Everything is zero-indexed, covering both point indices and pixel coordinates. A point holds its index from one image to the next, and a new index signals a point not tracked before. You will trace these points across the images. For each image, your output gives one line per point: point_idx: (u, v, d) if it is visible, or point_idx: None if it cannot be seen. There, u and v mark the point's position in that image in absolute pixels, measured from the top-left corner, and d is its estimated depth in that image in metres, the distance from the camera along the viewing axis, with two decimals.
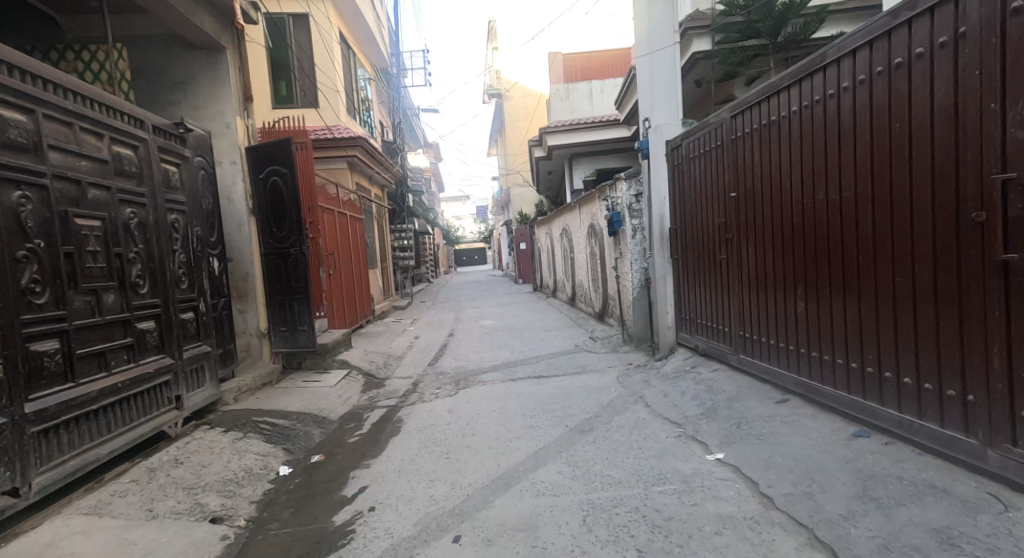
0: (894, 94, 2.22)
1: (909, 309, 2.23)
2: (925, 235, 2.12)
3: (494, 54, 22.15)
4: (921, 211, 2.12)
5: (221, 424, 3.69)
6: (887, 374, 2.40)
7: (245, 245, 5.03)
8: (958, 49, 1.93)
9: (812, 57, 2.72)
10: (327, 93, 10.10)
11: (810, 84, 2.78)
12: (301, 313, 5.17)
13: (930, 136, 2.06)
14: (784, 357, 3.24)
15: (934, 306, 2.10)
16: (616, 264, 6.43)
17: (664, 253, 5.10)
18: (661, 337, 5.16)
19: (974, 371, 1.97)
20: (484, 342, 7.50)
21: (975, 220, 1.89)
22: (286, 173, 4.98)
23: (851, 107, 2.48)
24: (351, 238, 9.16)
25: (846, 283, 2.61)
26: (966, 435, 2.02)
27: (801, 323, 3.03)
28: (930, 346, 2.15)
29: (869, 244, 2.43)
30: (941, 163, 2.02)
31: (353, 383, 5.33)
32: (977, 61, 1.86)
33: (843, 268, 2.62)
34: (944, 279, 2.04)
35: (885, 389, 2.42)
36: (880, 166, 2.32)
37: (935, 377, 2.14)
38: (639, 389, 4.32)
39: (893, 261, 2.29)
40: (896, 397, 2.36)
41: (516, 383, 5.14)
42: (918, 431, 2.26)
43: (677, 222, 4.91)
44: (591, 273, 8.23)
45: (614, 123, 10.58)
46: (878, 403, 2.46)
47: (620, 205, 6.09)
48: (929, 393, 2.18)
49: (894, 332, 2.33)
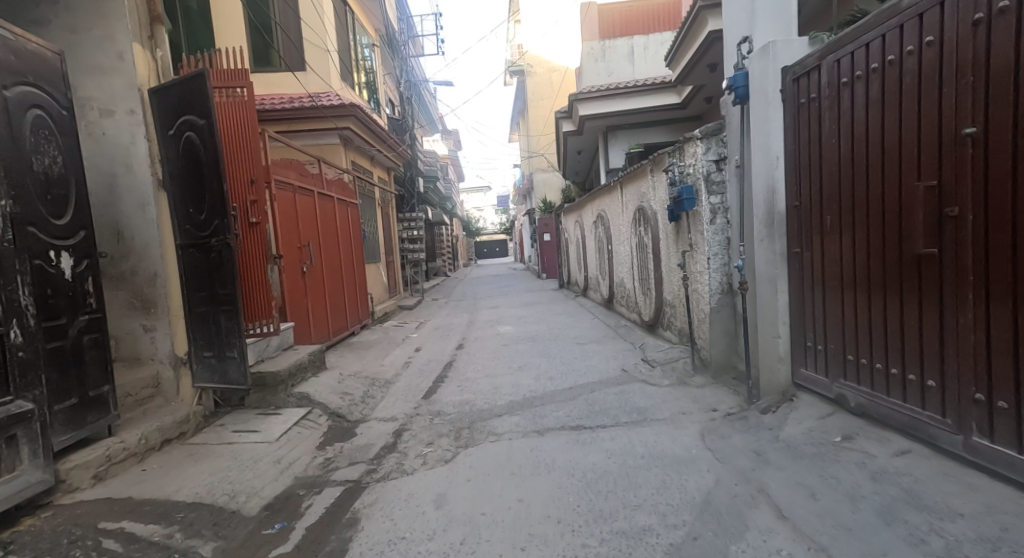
0: (917, 80, 2.16)
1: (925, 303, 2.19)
2: (940, 227, 2.09)
3: (517, 28, 20.40)
4: (941, 200, 2.08)
5: (28, 547, 2.11)
6: (910, 375, 2.29)
7: (149, 235, 3.51)
8: (987, 28, 1.87)
9: (837, 40, 2.66)
10: (315, 54, 8.53)
11: (831, 68, 2.72)
12: (230, 332, 3.54)
13: (952, 122, 2.01)
14: (928, 397, 2.21)
15: (949, 301, 2.07)
16: (683, 261, 4.65)
17: (776, 244, 3.26)
18: (767, 373, 3.39)
19: (995, 372, 1.91)
20: (501, 361, 5.83)
21: (996, 211, 1.87)
22: (203, 126, 3.35)
23: (912, 80, 2.19)
24: (340, 227, 7.58)
25: (866, 275, 2.53)
26: (1006, 447, 1.89)
27: (821, 319, 2.91)
28: (947, 342, 2.10)
29: (887, 235, 2.38)
30: (963, 151, 1.98)
31: (310, 433, 3.75)
32: (1007, 41, 1.80)
33: (863, 260, 2.54)
34: (960, 273, 2.02)
35: (909, 391, 2.30)
36: (988, 140, 1.88)
37: (956, 376, 2.07)
38: (750, 471, 2.60)
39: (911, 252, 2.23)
40: (926, 401, 2.22)
41: (545, 439, 3.46)
42: (942, 436, 2.14)
43: (801, 197, 3.06)
44: (639, 271, 6.46)
45: (661, 87, 8.82)
46: (899, 405, 2.36)
47: (693, 177, 4.29)
48: (963, 400, 2.04)
49: (911, 328, 2.27)
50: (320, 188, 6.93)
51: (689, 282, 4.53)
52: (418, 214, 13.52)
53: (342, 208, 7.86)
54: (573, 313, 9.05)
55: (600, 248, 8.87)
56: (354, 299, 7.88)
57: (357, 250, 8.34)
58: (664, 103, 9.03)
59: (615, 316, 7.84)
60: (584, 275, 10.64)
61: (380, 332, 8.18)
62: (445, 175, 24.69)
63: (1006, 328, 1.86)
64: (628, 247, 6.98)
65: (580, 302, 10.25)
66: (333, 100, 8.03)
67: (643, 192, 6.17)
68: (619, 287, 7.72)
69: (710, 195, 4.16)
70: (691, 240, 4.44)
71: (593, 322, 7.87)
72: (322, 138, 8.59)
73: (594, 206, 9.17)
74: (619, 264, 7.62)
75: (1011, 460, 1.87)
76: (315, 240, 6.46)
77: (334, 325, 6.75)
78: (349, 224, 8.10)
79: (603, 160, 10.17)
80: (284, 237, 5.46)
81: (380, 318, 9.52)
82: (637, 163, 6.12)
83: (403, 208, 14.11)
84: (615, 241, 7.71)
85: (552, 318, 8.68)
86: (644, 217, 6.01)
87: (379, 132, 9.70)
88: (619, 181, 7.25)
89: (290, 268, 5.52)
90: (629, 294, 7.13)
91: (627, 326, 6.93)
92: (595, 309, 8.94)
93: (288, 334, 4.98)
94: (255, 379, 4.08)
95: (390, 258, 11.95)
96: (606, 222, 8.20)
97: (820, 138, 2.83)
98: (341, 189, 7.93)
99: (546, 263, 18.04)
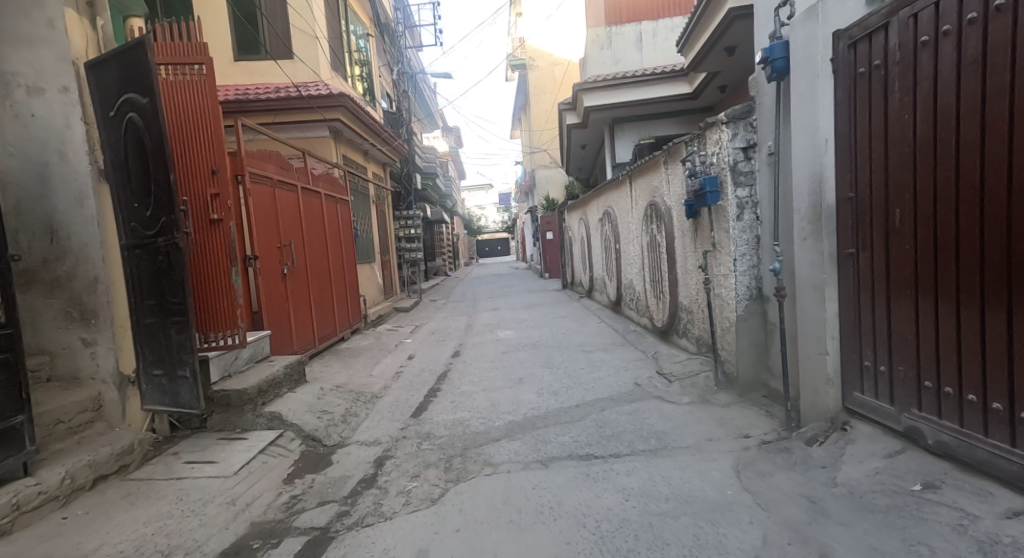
0: (909, 83, 2.18)
1: (912, 303, 2.23)
2: (932, 228, 2.12)
3: (518, 21, 19.86)
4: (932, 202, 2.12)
5: None
6: (897, 374, 2.34)
7: (88, 233, 3.02)
8: (980, 31, 1.89)
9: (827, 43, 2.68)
10: (303, 41, 8.01)
11: None
12: (181, 347, 3.03)
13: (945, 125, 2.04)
14: (911, 394, 2.27)
15: (937, 301, 2.12)
16: (705, 262, 4.12)
17: (824, 244, 2.73)
18: (810, 395, 2.87)
19: (977, 370, 1.96)
20: (500, 373, 5.32)
21: (984, 213, 1.91)
22: (147, 105, 2.86)
23: (903, 82, 2.21)
24: (328, 225, 7.07)
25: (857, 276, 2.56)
26: (982, 441, 1.95)
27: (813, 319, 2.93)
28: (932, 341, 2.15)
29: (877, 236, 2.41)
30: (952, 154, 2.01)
31: (278, 462, 3.25)
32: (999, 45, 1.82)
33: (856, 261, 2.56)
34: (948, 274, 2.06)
35: (895, 389, 2.35)
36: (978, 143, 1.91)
37: (938, 373, 2.13)
38: (805, 526, 2.07)
39: (903, 253, 2.27)
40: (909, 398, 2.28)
41: (549, 472, 2.95)
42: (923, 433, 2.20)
43: (860, 187, 2.51)
44: (651, 272, 5.94)
45: (671, 76, 8.32)
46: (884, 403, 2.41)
47: (718, 167, 3.76)
48: (948, 399, 2.09)
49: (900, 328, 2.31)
50: (305, 183, 6.42)
51: (712, 288, 4.01)
52: (416, 211, 13.01)
53: (331, 204, 7.37)
54: (578, 316, 8.53)
55: (607, 247, 8.35)
56: (344, 302, 7.40)
57: (348, 249, 7.86)
58: (675, 93, 8.50)
59: (624, 321, 7.32)
60: (590, 275, 10.12)
61: (372, 338, 7.68)
62: (445, 173, 24.16)
63: (990, 328, 1.91)
64: (638, 245, 6.46)
65: (586, 305, 9.73)
66: (322, 90, 7.56)
67: (655, 186, 5.67)
68: (629, 290, 7.20)
69: (737, 187, 3.64)
70: (714, 239, 3.91)
71: (600, 327, 7.35)
72: (311, 131, 8.12)
73: (600, 201, 8.68)
74: (628, 264, 7.11)
75: (987, 454, 1.93)
76: (298, 239, 5.98)
77: (319, 331, 6.26)
78: (339, 221, 7.60)
79: (610, 154, 9.65)
80: (260, 237, 4.96)
81: (373, 321, 9.02)
82: (649, 155, 5.61)
83: (401, 206, 13.59)
84: (624, 237, 7.21)
85: (556, 322, 8.16)
86: (658, 214, 5.50)
87: (373, 125, 9.20)
88: (628, 175, 6.74)
89: (268, 271, 5.03)
90: (640, 296, 6.61)
91: (637, 332, 6.40)
92: (602, 313, 8.42)
93: (263, 344, 4.48)
94: (218, 398, 3.58)
95: (385, 258, 11.45)
96: (614, 219, 7.69)
97: (883, 113, 2.32)
98: (330, 184, 7.44)
99: (549, 263, 17.52)
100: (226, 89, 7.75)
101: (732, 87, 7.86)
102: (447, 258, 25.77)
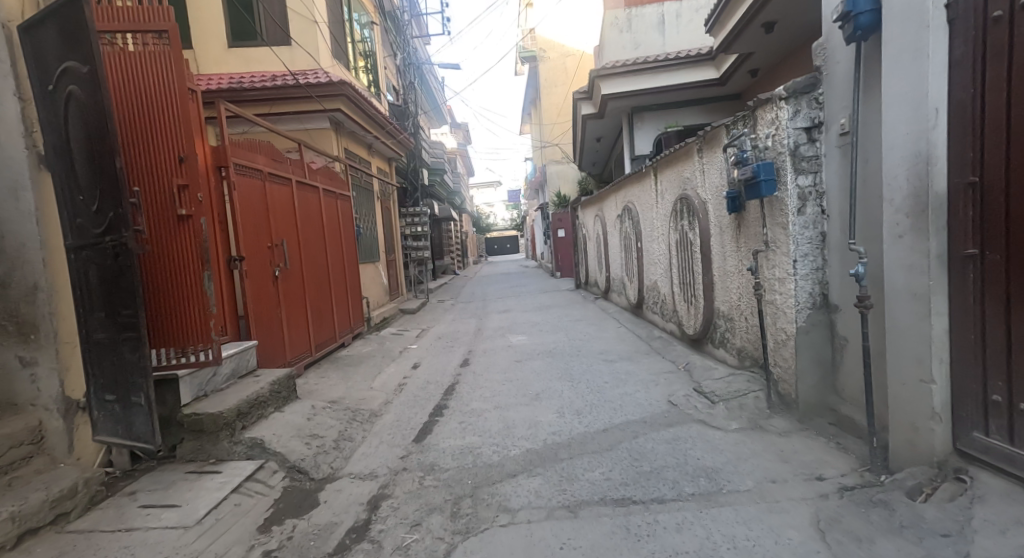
0: (999, 64, 1.92)
1: (1005, 316, 1.96)
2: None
3: (528, 11, 19.29)
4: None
5: None
6: (979, 396, 2.06)
7: (23, 231, 2.51)
8: None
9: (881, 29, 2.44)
10: (302, 26, 7.48)
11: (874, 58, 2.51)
12: (136, 368, 2.51)
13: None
14: (991, 417, 2.03)
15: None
16: (757, 265, 3.52)
17: (931, 244, 2.14)
18: (908, 432, 2.29)
19: None
20: (513, 386, 4.79)
21: None
22: (85, 73, 2.34)
23: (986, 67, 1.96)
24: (328, 222, 6.57)
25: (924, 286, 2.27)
26: None
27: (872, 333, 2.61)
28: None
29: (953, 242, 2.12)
30: None
31: (255, 503, 2.72)
32: None
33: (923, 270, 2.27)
34: None
35: (973, 411, 2.09)
36: None
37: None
38: None
39: (991, 259, 1.99)
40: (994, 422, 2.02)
41: (578, 524, 2.40)
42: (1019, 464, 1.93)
43: (989, 170, 1.98)
44: (681, 273, 5.38)
45: (695, 60, 7.75)
46: (959, 429, 2.14)
47: (773, 151, 3.20)
48: None
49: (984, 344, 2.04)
50: (302, 177, 5.93)
51: (763, 293, 3.44)
52: (422, 208, 12.50)
53: (331, 200, 6.88)
54: (596, 320, 7.98)
55: (627, 245, 7.79)
56: (344, 306, 6.90)
57: (350, 249, 7.36)
58: (701, 78, 7.92)
59: (647, 326, 6.76)
60: (606, 275, 9.57)
61: (375, 344, 7.17)
62: (453, 169, 23.66)
63: None
64: (665, 243, 5.90)
65: (602, 307, 9.17)
66: (321, 77, 7.07)
67: (687, 177, 5.11)
68: (652, 292, 6.64)
69: (798, 175, 3.07)
70: (767, 237, 3.35)
71: (620, 333, 6.80)
72: (310, 122, 7.63)
73: (620, 196, 8.13)
74: (652, 264, 6.55)
75: None
76: (293, 238, 5.49)
77: (316, 337, 5.77)
78: (340, 219, 7.11)
79: (628, 146, 9.09)
80: (247, 235, 4.45)
81: (376, 324, 8.53)
82: (681, 143, 5.05)
83: (407, 202, 13.09)
84: (647, 235, 6.65)
85: (572, 327, 7.61)
86: (691, 209, 4.93)
87: (377, 116, 8.71)
88: (654, 167, 6.18)
89: (256, 273, 4.53)
90: (666, 300, 6.05)
91: (663, 339, 5.84)
92: (621, 316, 7.86)
93: (247, 356, 3.98)
94: (189, 423, 3.06)
95: (390, 257, 10.96)
96: (635, 216, 7.13)
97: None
98: (330, 179, 6.95)
99: (561, 261, 16.97)
100: (218, 77, 7.26)
101: (764, 71, 7.26)
102: (455, 257, 25.29)
